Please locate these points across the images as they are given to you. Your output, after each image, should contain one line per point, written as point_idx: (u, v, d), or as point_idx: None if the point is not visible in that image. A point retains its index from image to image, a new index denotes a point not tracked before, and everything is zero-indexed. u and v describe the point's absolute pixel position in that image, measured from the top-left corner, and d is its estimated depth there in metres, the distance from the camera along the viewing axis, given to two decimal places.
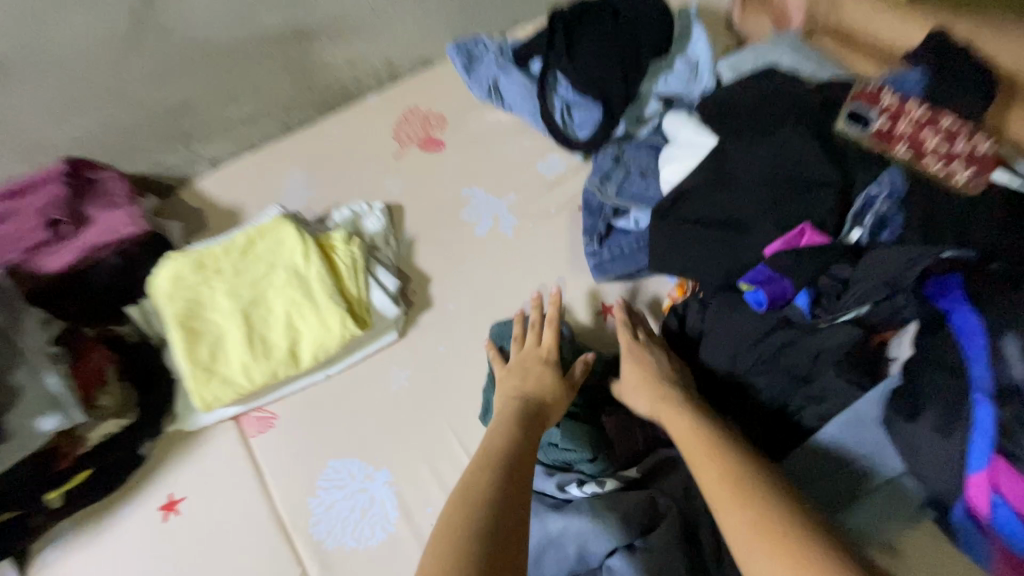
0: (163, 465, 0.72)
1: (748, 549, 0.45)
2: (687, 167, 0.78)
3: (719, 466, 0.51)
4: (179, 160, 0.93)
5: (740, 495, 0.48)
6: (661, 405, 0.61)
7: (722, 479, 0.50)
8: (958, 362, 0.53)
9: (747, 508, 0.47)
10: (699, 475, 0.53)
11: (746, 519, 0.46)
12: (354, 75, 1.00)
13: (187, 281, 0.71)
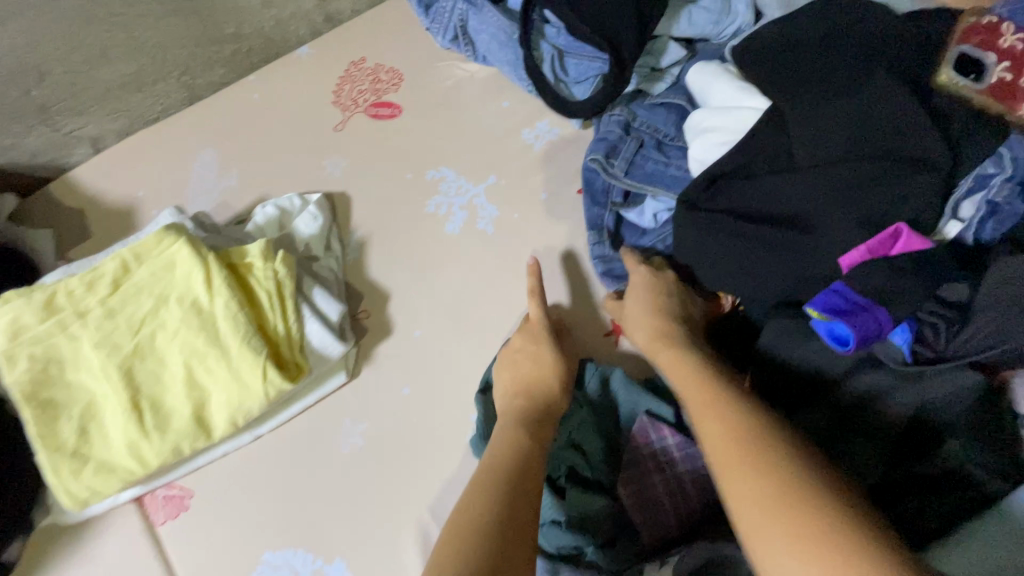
0: (38, 571, 0.55)
1: (754, 516, 0.36)
2: (728, 140, 0.58)
3: (723, 420, 0.42)
4: (42, 144, 0.70)
5: (747, 454, 0.39)
6: (661, 344, 0.53)
7: (728, 436, 0.41)
8: None
9: (755, 470, 0.38)
10: (701, 432, 0.43)
11: (756, 483, 0.37)
12: (274, 19, 0.75)
13: (38, 333, 0.51)
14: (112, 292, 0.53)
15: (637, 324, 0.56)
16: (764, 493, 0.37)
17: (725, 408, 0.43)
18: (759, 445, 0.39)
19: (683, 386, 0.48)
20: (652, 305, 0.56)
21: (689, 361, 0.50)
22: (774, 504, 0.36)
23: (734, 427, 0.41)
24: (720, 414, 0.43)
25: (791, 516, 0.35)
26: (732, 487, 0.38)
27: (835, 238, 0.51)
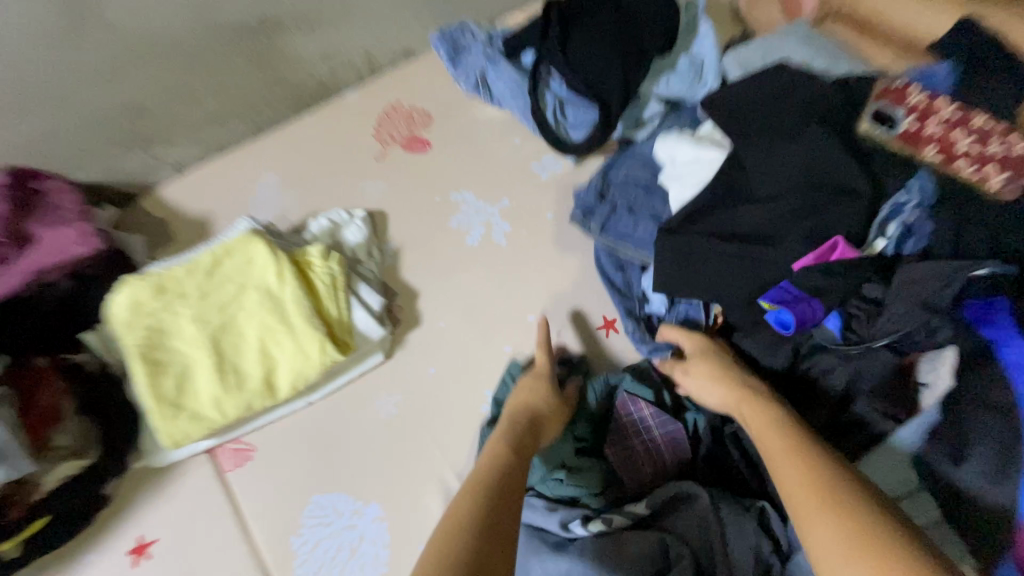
0: (130, 505, 0.67)
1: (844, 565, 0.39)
2: (693, 185, 0.72)
3: (801, 466, 0.46)
4: (138, 166, 0.85)
5: (829, 503, 0.42)
6: (741, 399, 0.57)
7: (804, 482, 0.45)
8: (1007, 404, 0.52)
9: (840, 517, 0.41)
10: (779, 478, 0.47)
11: (839, 530, 0.41)
12: (329, 69, 0.92)
13: (148, 308, 0.65)
14: (205, 280, 0.67)
15: (709, 391, 0.60)
16: (847, 539, 0.40)
17: (805, 457, 0.47)
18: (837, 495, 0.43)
19: (763, 434, 0.52)
20: (719, 373, 0.60)
21: (764, 412, 0.54)
22: (857, 551, 0.39)
23: (814, 472, 0.45)
24: (800, 461, 0.47)
25: (877, 564, 0.38)
26: (812, 529, 0.42)
27: (781, 250, 0.64)
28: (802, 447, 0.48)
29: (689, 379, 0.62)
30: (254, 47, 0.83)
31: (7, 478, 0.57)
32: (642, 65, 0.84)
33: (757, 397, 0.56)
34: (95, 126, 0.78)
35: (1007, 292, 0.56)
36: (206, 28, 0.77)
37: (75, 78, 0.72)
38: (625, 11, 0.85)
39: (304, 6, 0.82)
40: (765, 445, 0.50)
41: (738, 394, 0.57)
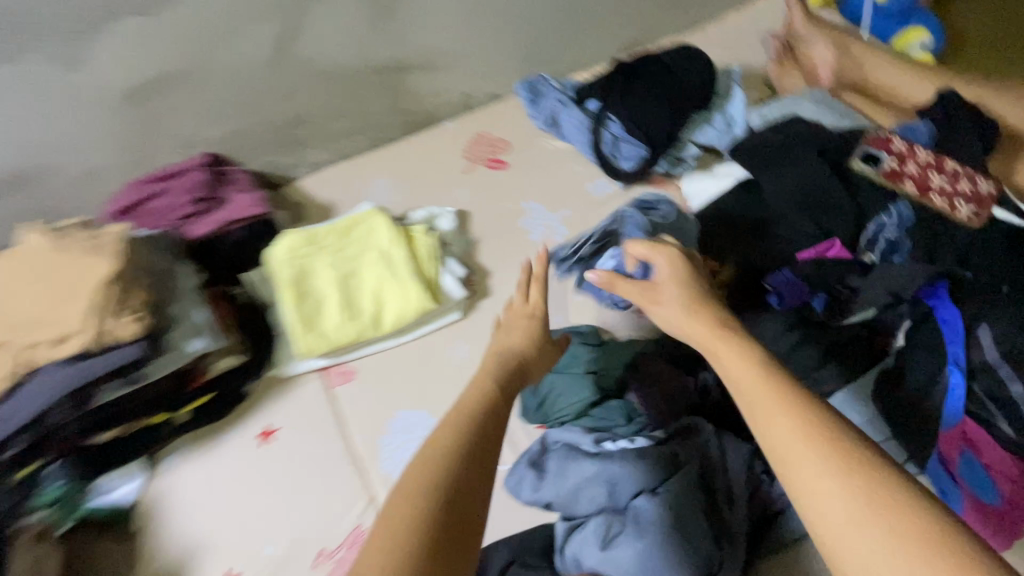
0: (261, 402, 0.86)
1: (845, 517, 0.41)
2: (723, 185, 0.93)
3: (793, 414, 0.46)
4: (288, 162, 1.12)
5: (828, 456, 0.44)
6: (715, 335, 0.55)
7: (801, 432, 0.45)
8: (939, 345, 0.70)
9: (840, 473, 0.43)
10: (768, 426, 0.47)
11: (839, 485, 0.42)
12: (437, 103, 1.18)
13: (300, 252, 0.88)
14: (340, 238, 0.91)
15: (677, 318, 0.59)
16: (844, 496, 0.42)
17: (794, 407, 0.47)
18: (832, 444, 0.44)
19: (741, 381, 0.50)
20: (682, 296, 0.60)
21: (738, 355, 0.52)
22: (855, 506, 0.41)
23: (803, 425, 0.45)
24: (790, 412, 0.46)
25: (877, 514, 0.40)
26: (810, 485, 0.43)
27: (773, 249, 0.84)
28: (785, 394, 0.48)
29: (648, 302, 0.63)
30: (389, 82, 1.09)
31: (204, 349, 0.74)
32: (684, 116, 1.06)
33: (730, 335, 0.55)
34: (269, 129, 1.05)
35: (951, 278, 0.73)
36: (360, 65, 1.04)
37: (266, 94, 1.00)
38: (675, 72, 1.08)
39: (429, 54, 1.09)
40: (742, 387, 0.50)
41: (714, 331, 0.56)
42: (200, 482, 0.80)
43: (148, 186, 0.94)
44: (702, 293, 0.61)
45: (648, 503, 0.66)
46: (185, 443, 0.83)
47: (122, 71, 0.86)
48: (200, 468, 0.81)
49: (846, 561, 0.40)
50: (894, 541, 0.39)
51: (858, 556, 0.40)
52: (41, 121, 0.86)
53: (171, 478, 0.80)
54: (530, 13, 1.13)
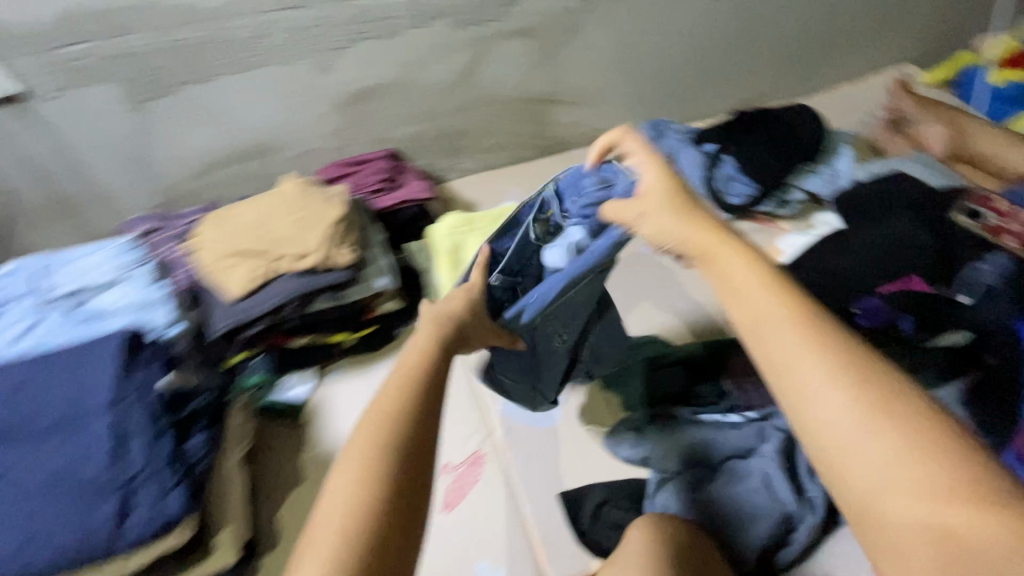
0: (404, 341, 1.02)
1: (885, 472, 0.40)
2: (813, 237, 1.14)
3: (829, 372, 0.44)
4: (443, 166, 1.35)
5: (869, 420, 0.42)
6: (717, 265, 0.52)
7: (840, 390, 0.43)
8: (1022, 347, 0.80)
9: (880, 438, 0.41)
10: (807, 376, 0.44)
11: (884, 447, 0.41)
12: (570, 133, 1.38)
13: (459, 230, 1.09)
14: (489, 223, 1.12)
15: (666, 227, 0.57)
16: (853, 408, 0.42)
17: (831, 362, 0.44)
18: (871, 404, 0.42)
19: (744, 290, 0.49)
20: (685, 221, 0.56)
21: (742, 262, 0.51)
22: (868, 417, 0.42)
23: (814, 338, 0.45)
24: (823, 366, 0.44)
25: (916, 474, 0.39)
26: (842, 443, 0.42)
27: (871, 277, 0.93)
28: (796, 309, 0.47)
29: (642, 217, 0.59)
30: (536, 110, 1.31)
31: (387, 285, 0.94)
32: (793, 164, 1.20)
33: (728, 241, 0.53)
34: (436, 136, 1.28)
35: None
36: (518, 94, 1.27)
37: (442, 109, 1.24)
38: (788, 126, 1.23)
39: (573, 91, 1.31)
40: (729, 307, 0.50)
41: (713, 232, 0.54)
42: (349, 395, 0.95)
43: (341, 168, 1.19)
44: (688, 199, 0.59)
45: (738, 462, 0.78)
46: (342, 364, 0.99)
47: (351, 79, 1.13)
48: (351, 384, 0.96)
49: (848, 471, 0.41)
50: (906, 448, 0.40)
51: (862, 467, 0.41)
52: (287, 109, 1.14)
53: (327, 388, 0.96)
54: (663, 68, 1.34)
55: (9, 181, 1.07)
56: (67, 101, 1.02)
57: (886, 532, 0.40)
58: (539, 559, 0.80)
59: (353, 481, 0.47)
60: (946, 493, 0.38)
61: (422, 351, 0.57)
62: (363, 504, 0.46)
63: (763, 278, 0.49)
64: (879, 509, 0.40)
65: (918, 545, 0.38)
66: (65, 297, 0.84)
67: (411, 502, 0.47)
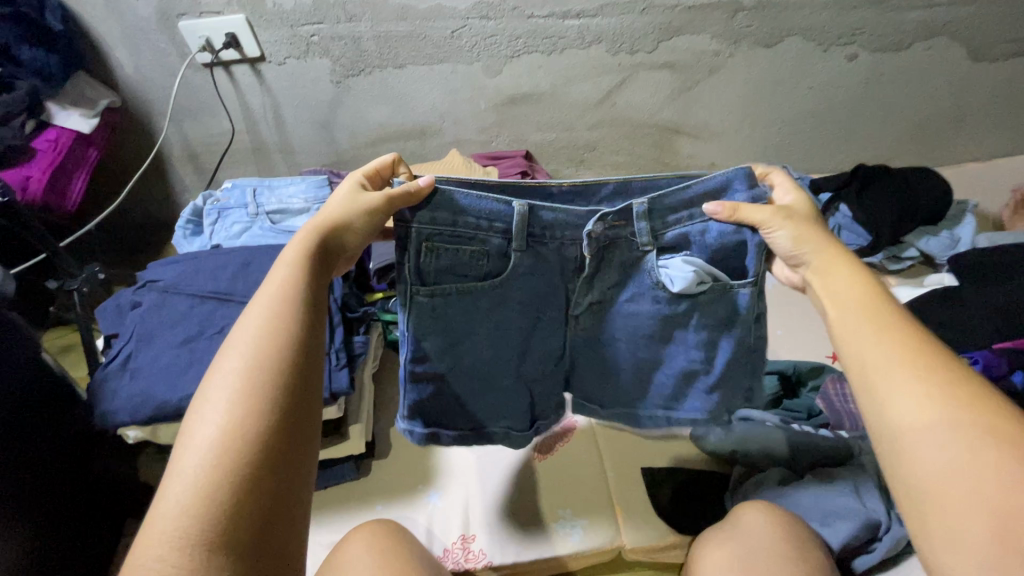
0: None
1: (956, 451, 0.45)
2: (919, 290, 1.15)
3: (914, 367, 0.50)
4: (568, 173, 1.50)
5: (956, 400, 0.47)
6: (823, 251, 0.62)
7: (932, 379, 0.49)
8: None
9: (961, 413, 0.46)
10: (885, 371, 0.51)
11: (962, 425, 0.46)
12: (689, 163, 1.50)
13: None
14: None
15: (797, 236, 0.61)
16: (936, 399, 0.48)
17: (915, 356, 0.51)
18: (955, 391, 0.48)
19: (849, 306, 0.57)
20: (813, 237, 0.61)
21: (854, 284, 0.59)
22: (946, 410, 0.47)
23: (901, 348, 0.52)
24: (906, 362, 0.51)
25: (994, 450, 0.44)
26: (908, 421, 0.48)
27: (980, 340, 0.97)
28: (883, 317, 0.55)
29: (779, 227, 0.62)
30: (661, 138, 1.44)
31: None
32: (913, 224, 1.23)
33: (845, 255, 0.61)
34: (570, 146, 1.43)
35: None
36: (651, 122, 1.40)
37: (582, 124, 1.39)
38: (912, 186, 1.26)
39: (699, 127, 1.42)
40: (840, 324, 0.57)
41: (834, 251, 0.61)
42: None
43: (487, 159, 1.36)
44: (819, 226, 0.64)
45: (819, 471, 0.85)
46: None
47: (512, 84, 1.29)
48: None
49: (914, 449, 0.47)
50: (962, 431, 0.45)
51: (925, 453, 0.46)
52: (453, 101, 1.31)
53: None
54: (790, 118, 1.42)
55: (225, 125, 1.31)
56: (286, 69, 1.22)
57: (955, 512, 0.43)
58: (618, 518, 0.86)
59: (235, 380, 0.42)
60: (1008, 467, 0.42)
61: (302, 253, 0.53)
62: (254, 402, 0.41)
63: (864, 292, 0.58)
64: (947, 486, 0.44)
65: (979, 521, 0.42)
66: (268, 214, 1.03)
67: (280, 442, 0.41)
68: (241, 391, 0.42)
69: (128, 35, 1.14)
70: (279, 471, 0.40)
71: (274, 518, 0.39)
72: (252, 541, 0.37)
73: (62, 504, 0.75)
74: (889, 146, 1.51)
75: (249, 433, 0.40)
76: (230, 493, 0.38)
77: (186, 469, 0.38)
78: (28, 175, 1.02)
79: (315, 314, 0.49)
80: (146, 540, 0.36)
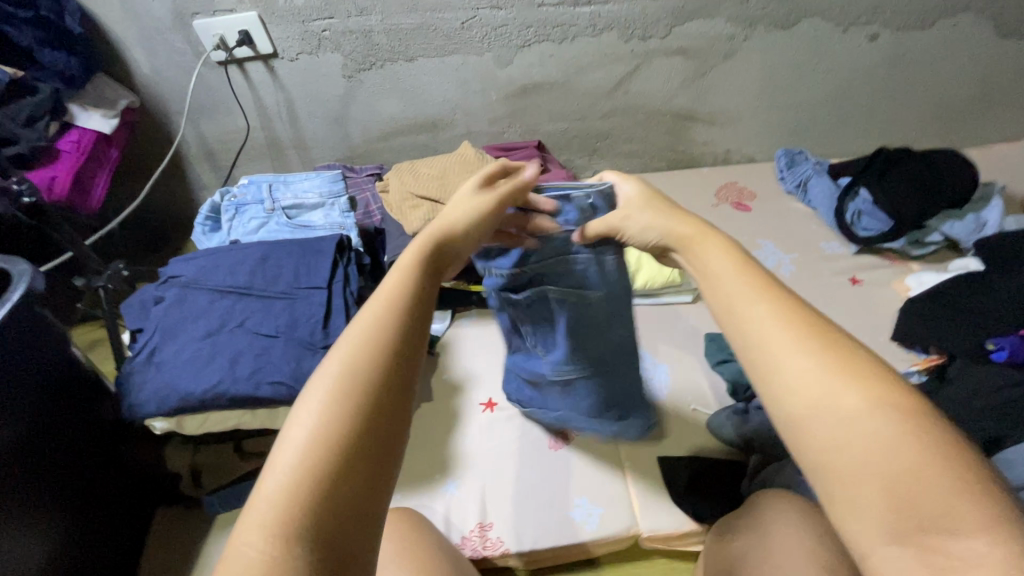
0: None
1: (847, 429, 0.38)
2: (942, 276, 1.13)
3: (793, 332, 0.43)
4: (581, 163, 1.49)
5: (848, 369, 0.40)
6: (676, 228, 0.57)
7: (813, 346, 0.42)
8: None
9: (849, 385, 0.39)
10: (756, 334, 0.44)
11: (850, 398, 0.39)
12: (704, 151, 1.48)
13: None
14: None
15: (651, 228, 0.59)
16: (823, 369, 0.40)
17: (796, 318, 0.44)
18: (838, 357, 0.41)
19: (722, 275, 0.50)
20: (673, 217, 0.58)
21: (722, 251, 0.52)
22: (832, 382, 0.40)
23: (787, 317, 0.44)
24: (784, 320, 0.44)
25: (886, 425, 0.37)
26: (793, 395, 0.40)
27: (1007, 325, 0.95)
28: (763, 285, 0.47)
29: (636, 220, 0.61)
30: (675, 126, 1.42)
31: None
32: (938, 207, 1.20)
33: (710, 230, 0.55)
34: (583, 135, 1.42)
35: None
36: (665, 109, 1.38)
37: (595, 113, 1.38)
38: (937, 166, 1.22)
39: (713, 113, 1.40)
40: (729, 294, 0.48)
41: (698, 226, 0.56)
42: (474, 350, 1.08)
43: (498, 150, 1.35)
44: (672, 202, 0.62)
45: None
46: (472, 315, 1.15)
47: (523, 74, 1.29)
48: (476, 337, 1.11)
49: (811, 428, 0.39)
50: (852, 403, 0.38)
51: (819, 432, 0.39)
52: (464, 92, 1.31)
53: (457, 332, 1.12)
54: (807, 102, 1.39)
55: (240, 122, 1.33)
56: (299, 65, 1.23)
57: (859, 487, 0.36)
58: (634, 506, 0.87)
59: (337, 375, 0.39)
60: (899, 441, 0.36)
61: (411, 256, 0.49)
62: (345, 390, 0.38)
63: (737, 260, 0.51)
64: (840, 467, 0.37)
65: (871, 497, 0.36)
66: (284, 209, 1.04)
67: (376, 442, 0.37)
68: (343, 386, 0.38)
69: (145, 36, 1.17)
70: (374, 475, 0.37)
71: (363, 524, 0.35)
72: (338, 539, 0.34)
73: (95, 492, 0.78)
74: (912, 129, 1.47)
75: (337, 427, 0.37)
76: (323, 492, 0.35)
77: (282, 466, 0.35)
78: (53, 175, 1.04)
79: (422, 309, 0.45)
80: (241, 534, 0.34)
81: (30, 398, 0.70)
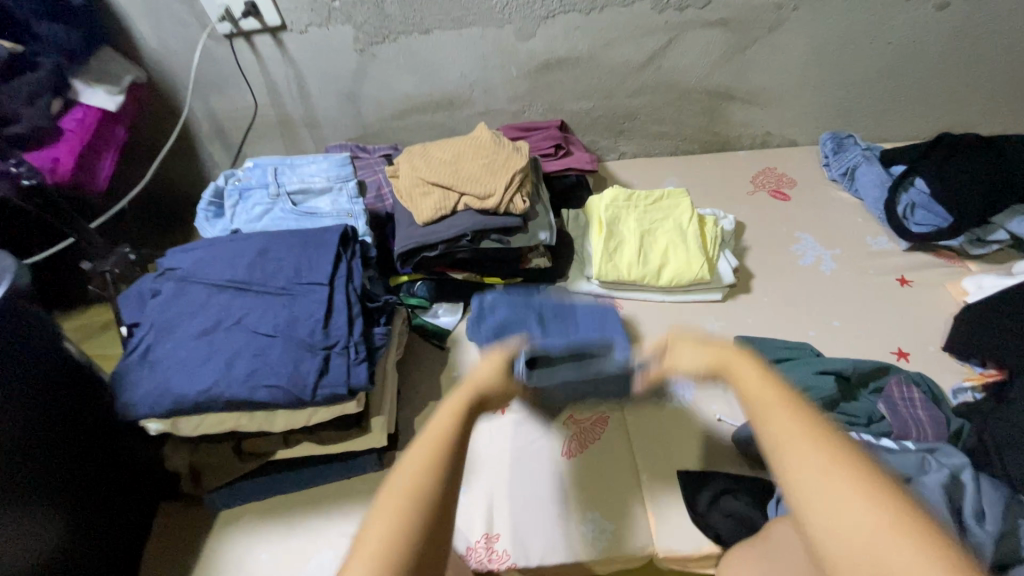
0: None
1: (848, 537, 0.43)
2: (1006, 281, 1.02)
3: (807, 444, 0.48)
4: (607, 145, 1.38)
5: (856, 483, 0.45)
6: (723, 348, 0.59)
7: (820, 458, 0.47)
8: None
9: (854, 498, 0.45)
10: (777, 444, 0.50)
11: (853, 508, 0.44)
12: (741, 133, 1.36)
13: (620, 204, 1.12)
14: (650, 204, 1.13)
15: (697, 359, 0.59)
16: (830, 480, 0.46)
17: (813, 433, 0.49)
18: (845, 471, 0.46)
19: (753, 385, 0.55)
20: (716, 351, 0.59)
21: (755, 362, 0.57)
22: (837, 493, 0.45)
23: (804, 430, 0.50)
24: (805, 434, 0.49)
25: (885, 534, 0.42)
26: (805, 503, 0.46)
27: None
28: (784, 395, 0.53)
29: (680, 359, 0.60)
30: (711, 106, 1.30)
31: (545, 241, 1.01)
32: (1005, 201, 1.07)
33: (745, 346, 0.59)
34: (610, 115, 1.31)
35: None
36: (701, 87, 1.26)
37: (624, 91, 1.27)
38: (1008, 156, 1.10)
39: (754, 92, 1.28)
40: (754, 407, 0.53)
41: (734, 350, 0.58)
42: None
43: (516, 130, 1.26)
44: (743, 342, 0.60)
45: None
46: None
47: (547, 47, 1.19)
48: None
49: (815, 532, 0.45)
50: (857, 513, 0.44)
51: (822, 536, 0.44)
52: (483, 68, 1.22)
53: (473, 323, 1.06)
54: (860, 80, 1.26)
55: (249, 98, 1.27)
56: (309, 38, 1.16)
57: None
58: (649, 523, 0.82)
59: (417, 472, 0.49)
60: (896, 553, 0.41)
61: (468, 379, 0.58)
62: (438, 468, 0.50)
63: (767, 374, 0.55)
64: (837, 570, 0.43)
65: None
66: (290, 194, 0.99)
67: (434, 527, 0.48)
68: (414, 484, 0.49)
69: (149, 6, 1.11)
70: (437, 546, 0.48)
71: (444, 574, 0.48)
72: None
73: (93, 483, 0.77)
74: (978, 112, 1.33)
75: (418, 511, 0.47)
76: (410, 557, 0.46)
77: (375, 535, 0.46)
78: (55, 156, 1.00)
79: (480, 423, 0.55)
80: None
81: (24, 388, 0.67)
